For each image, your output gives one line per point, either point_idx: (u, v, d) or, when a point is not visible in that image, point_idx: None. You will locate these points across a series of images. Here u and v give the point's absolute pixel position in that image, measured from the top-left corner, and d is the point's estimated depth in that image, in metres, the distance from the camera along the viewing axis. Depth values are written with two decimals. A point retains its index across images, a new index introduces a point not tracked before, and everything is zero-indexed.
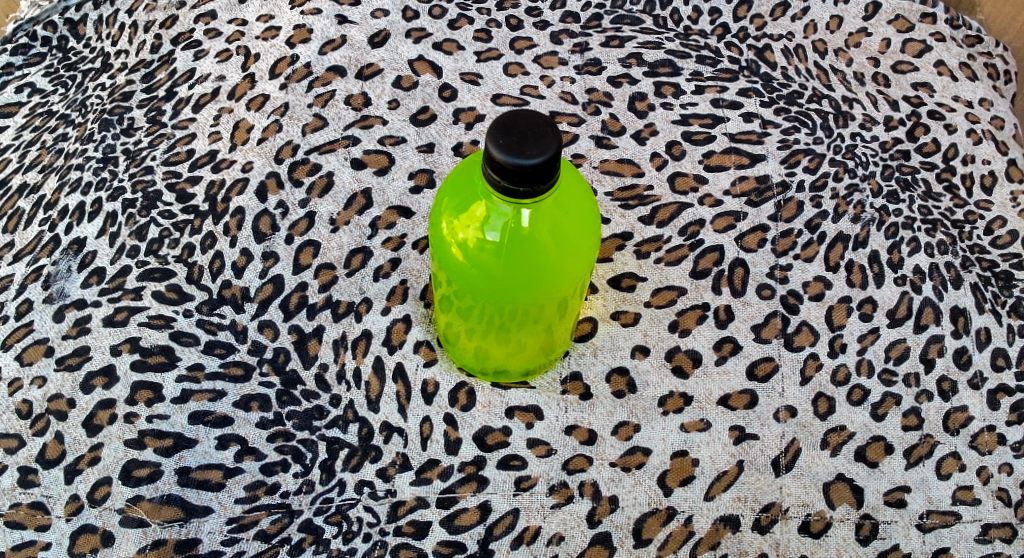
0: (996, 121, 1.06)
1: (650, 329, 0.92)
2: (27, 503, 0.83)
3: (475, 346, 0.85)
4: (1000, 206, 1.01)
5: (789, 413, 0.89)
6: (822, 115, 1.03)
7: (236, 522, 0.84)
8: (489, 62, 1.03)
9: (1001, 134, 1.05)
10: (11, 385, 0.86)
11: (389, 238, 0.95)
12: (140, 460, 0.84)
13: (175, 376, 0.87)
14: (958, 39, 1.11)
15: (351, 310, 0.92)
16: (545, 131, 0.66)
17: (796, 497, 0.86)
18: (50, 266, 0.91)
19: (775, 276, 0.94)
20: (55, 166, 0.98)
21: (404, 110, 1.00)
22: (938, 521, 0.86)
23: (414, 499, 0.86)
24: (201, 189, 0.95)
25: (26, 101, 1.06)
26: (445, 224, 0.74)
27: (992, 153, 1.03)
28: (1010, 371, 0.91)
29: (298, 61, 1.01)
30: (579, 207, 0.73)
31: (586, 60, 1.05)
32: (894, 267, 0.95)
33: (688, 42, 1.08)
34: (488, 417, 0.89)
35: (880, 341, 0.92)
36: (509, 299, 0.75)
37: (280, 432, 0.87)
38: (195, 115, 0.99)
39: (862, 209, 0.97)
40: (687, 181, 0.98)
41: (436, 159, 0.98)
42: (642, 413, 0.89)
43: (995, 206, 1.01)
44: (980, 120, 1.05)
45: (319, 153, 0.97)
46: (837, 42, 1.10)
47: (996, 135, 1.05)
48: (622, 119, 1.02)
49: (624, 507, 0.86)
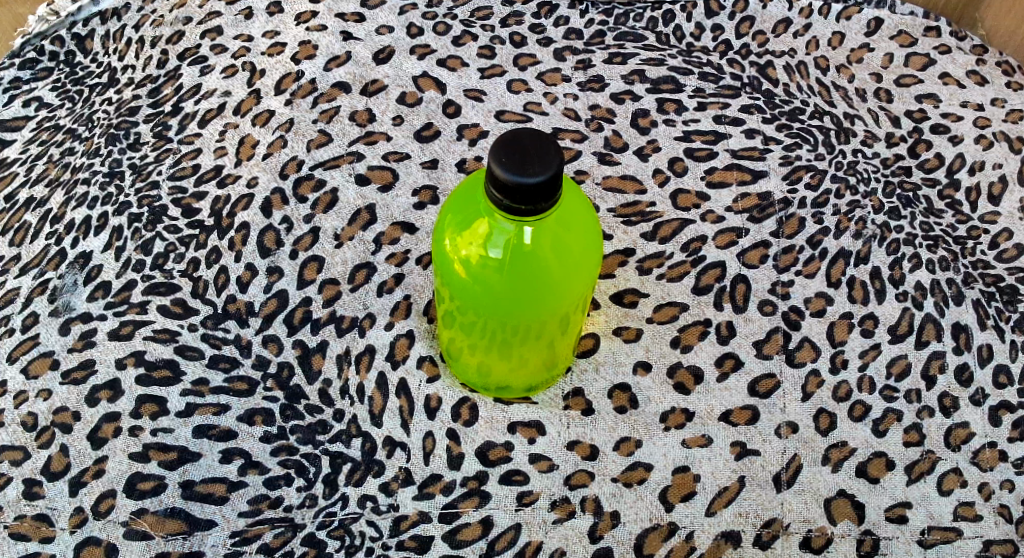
0: (1012, 117, 1.06)
1: (652, 344, 0.93)
2: (31, 515, 0.84)
3: (478, 362, 0.86)
4: (1009, 216, 1.01)
5: (791, 429, 0.89)
6: (824, 132, 1.04)
7: (240, 536, 0.85)
8: (492, 78, 1.04)
9: (1016, 132, 1.05)
10: (17, 398, 0.87)
11: (392, 254, 0.96)
12: (145, 472, 0.85)
13: (180, 390, 0.88)
14: (965, 48, 1.12)
15: (354, 325, 0.93)
16: (548, 149, 0.66)
17: (797, 513, 0.87)
18: (56, 279, 0.92)
19: (777, 292, 0.95)
20: (62, 181, 0.99)
21: (409, 126, 1.01)
22: (939, 537, 0.86)
23: (417, 514, 0.86)
24: (206, 204, 0.96)
25: (33, 115, 1.07)
26: (448, 241, 0.75)
27: (1005, 155, 1.04)
28: (1013, 388, 0.91)
29: (304, 77, 1.02)
30: (582, 224, 0.74)
31: (589, 77, 1.06)
32: (896, 283, 0.95)
33: (691, 59, 1.09)
34: (490, 432, 0.89)
35: (881, 357, 0.92)
36: (512, 315, 0.75)
37: (285, 447, 0.88)
38: (201, 131, 1.00)
39: (863, 225, 0.98)
40: (689, 198, 0.99)
41: (441, 175, 0.99)
42: (644, 429, 0.89)
43: (1003, 216, 1.01)
44: (991, 123, 1.06)
45: (324, 169, 0.98)
46: (839, 59, 1.11)
47: (1009, 134, 1.05)
48: (625, 135, 1.02)
49: (625, 522, 0.86)
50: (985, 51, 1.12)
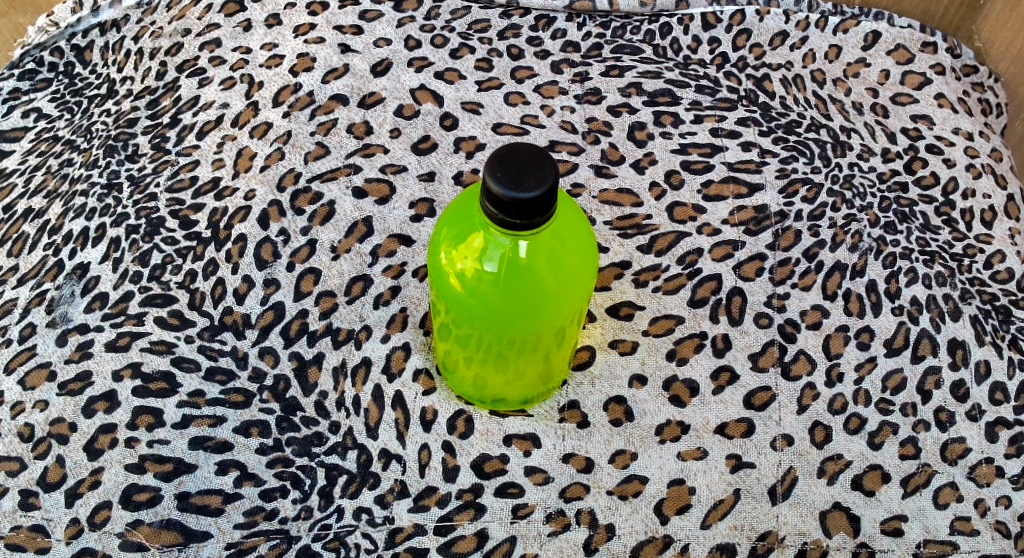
0: (995, 154, 1.09)
1: (648, 357, 0.93)
2: (28, 526, 0.84)
3: (474, 374, 0.86)
4: (1002, 239, 1.02)
5: (786, 441, 0.89)
6: (820, 145, 1.04)
7: (235, 547, 0.85)
8: (490, 91, 1.05)
9: (1000, 167, 1.08)
10: (13, 408, 0.87)
11: (389, 266, 0.96)
12: (140, 484, 0.85)
13: (176, 402, 0.88)
14: (956, 69, 1.16)
15: (351, 337, 0.93)
16: (543, 165, 0.66)
17: (792, 526, 0.87)
18: (54, 290, 0.92)
19: (772, 304, 0.95)
20: (60, 192, 0.99)
21: (405, 138, 1.01)
22: (935, 551, 0.86)
23: (412, 526, 0.86)
24: (203, 216, 0.96)
25: (32, 126, 1.08)
26: (443, 255, 0.75)
27: (992, 188, 1.06)
28: (1009, 405, 0.92)
29: (302, 90, 1.03)
30: (577, 238, 0.74)
31: (586, 90, 1.07)
32: (892, 297, 0.95)
33: (688, 72, 1.10)
34: (486, 445, 0.89)
35: (877, 370, 0.92)
36: (508, 329, 0.75)
37: (280, 458, 0.88)
38: (199, 142, 1.00)
39: (859, 239, 0.98)
40: (686, 211, 0.99)
41: (437, 188, 0.99)
42: (640, 441, 0.89)
43: (996, 240, 1.02)
44: (980, 154, 1.08)
45: (321, 181, 0.98)
46: (836, 72, 1.13)
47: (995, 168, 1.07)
48: (622, 148, 1.03)
49: (620, 535, 0.86)
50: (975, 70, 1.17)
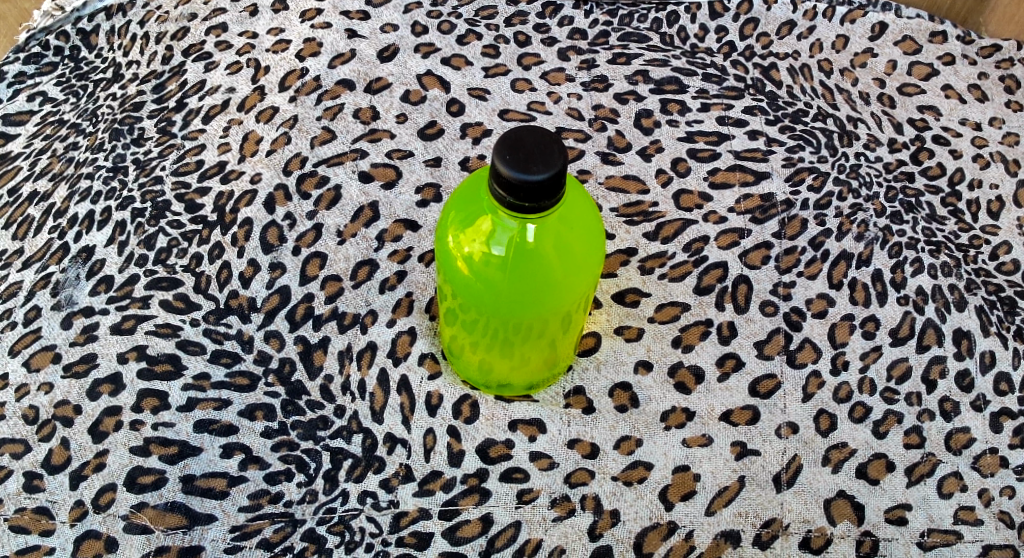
0: (1007, 140, 1.08)
1: (653, 343, 0.93)
2: (32, 508, 0.83)
3: (480, 359, 0.86)
4: (1008, 230, 1.02)
5: (791, 429, 0.89)
6: (827, 134, 1.04)
7: (240, 530, 0.85)
8: (496, 77, 1.05)
9: (1013, 153, 1.07)
10: (18, 390, 0.87)
11: (395, 251, 0.96)
12: (145, 467, 0.85)
13: (182, 385, 0.88)
14: (971, 53, 1.15)
15: (356, 321, 0.93)
16: (551, 148, 0.66)
17: (797, 513, 0.87)
18: (59, 273, 0.92)
19: (778, 293, 0.95)
20: (65, 175, 0.99)
21: (412, 124, 1.01)
22: (939, 540, 0.86)
23: (417, 510, 0.86)
24: (209, 200, 0.96)
25: (37, 109, 1.07)
26: (450, 238, 0.75)
27: (1001, 177, 1.05)
28: (1014, 395, 0.92)
29: (308, 74, 1.03)
30: (584, 223, 0.74)
31: (593, 77, 1.07)
32: (897, 287, 0.95)
33: (695, 60, 1.10)
34: (491, 430, 0.89)
35: (883, 359, 0.92)
36: (515, 314, 0.75)
37: (285, 442, 0.88)
38: (205, 127, 1.00)
39: (865, 228, 0.98)
40: (692, 198, 0.99)
41: (443, 173, 0.99)
42: (645, 428, 0.89)
43: (1003, 230, 1.02)
44: (988, 143, 1.07)
45: (327, 166, 0.98)
46: (843, 61, 1.13)
47: (1005, 156, 1.06)
48: (629, 135, 1.03)
49: (625, 521, 0.86)
50: (995, 49, 1.15)
